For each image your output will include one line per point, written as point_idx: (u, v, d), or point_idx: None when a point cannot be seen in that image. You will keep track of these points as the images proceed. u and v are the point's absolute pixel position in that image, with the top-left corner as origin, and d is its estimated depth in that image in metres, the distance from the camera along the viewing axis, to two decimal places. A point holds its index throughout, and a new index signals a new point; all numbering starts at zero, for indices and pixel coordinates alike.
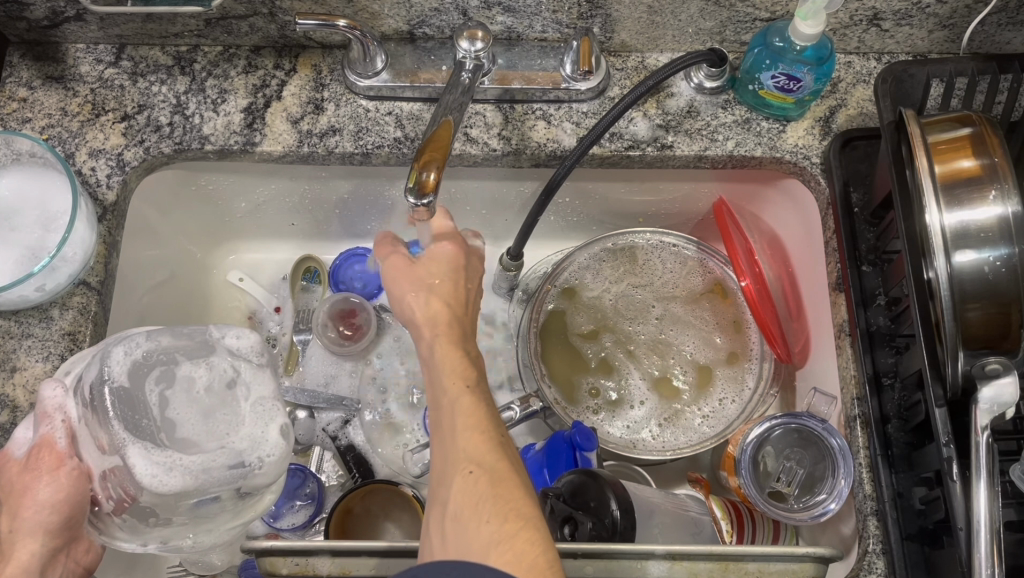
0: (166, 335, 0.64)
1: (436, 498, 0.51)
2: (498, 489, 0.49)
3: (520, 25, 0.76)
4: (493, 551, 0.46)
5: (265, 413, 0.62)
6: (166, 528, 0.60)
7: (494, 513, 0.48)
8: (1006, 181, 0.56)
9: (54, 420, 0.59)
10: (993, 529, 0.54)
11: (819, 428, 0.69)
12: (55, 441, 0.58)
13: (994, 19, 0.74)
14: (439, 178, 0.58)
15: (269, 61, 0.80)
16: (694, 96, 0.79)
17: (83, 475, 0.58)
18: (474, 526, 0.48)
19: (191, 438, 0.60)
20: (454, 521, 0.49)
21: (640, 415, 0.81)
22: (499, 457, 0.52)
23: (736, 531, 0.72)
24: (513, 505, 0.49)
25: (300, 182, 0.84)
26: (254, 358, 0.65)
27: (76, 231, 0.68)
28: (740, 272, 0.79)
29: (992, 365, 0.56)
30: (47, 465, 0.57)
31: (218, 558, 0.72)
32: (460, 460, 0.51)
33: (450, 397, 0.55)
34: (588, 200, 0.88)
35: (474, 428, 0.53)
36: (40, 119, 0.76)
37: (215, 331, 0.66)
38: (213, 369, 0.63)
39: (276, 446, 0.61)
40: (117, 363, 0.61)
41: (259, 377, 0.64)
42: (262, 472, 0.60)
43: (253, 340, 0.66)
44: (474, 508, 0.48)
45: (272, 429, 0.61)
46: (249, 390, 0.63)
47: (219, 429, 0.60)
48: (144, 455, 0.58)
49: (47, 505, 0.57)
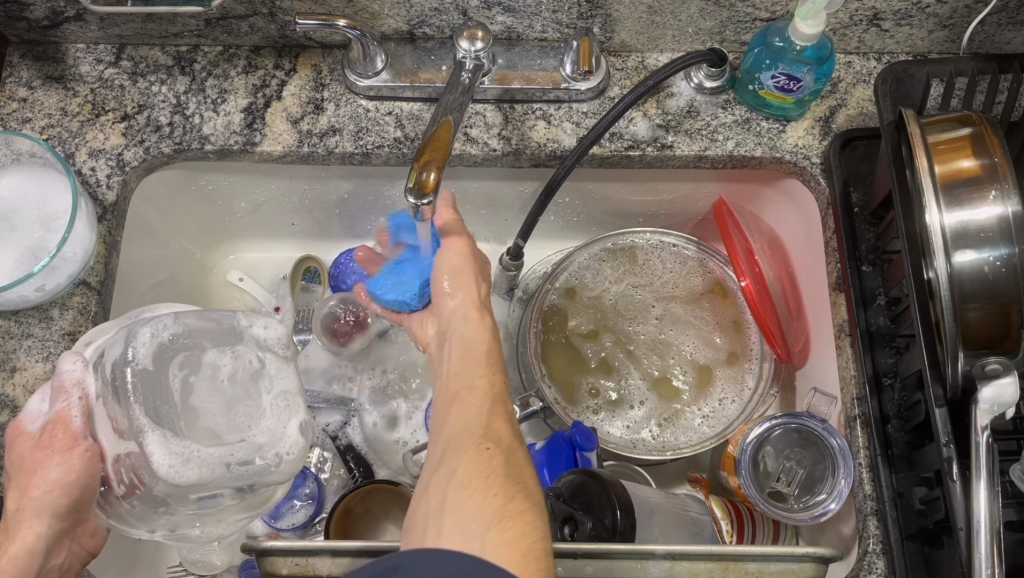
0: (192, 317, 0.64)
1: (442, 468, 0.52)
2: (509, 469, 0.51)
3: (519, 25, 0.76)
4: (494, 527, 0.47)
5: (288, 407, 0.63)
6: (172, 517, 0.60)
7: (502, 488, 0.49)
8: (1006, 181, 0.56)
9: (72, 397, 0.58)
10: (993, 529, 0.54)
11: (819, 428, 0.69)
12: (71, 418, 0.58)
13: (994, 19, 0.74)
14: (439, 178, 0.58)
15: (269, 61, 0.80)
16: (694, 96, 0.79)
17: (96, 456, 0.58)
18: (481, 499, 0.48)
19: (212, 429, 0.60)
20: (459, 491, 0.49)
21: (640, 415, 0.81)
22: (512, 442, 0.54)
23: (736, 531, 0.72)
24: (521, 486, 0.50)
25: (300, 182, 0.84)
26: (279, 350, 0.65)
27: (76, 231, 0.68)
28: (740, 272, 0.80)
29: (992, 365, 0.56)
30: (61, 443, 0.57)
31: (218, 558, 0.72)
32: (477, 433, 0.54)
33: (479, 378, 0.60)
34: (588, 200, 0.88)
35: (496, 409, 0.57)
36: (40, 119, 0.76)
37: (243, 319, 0.66)
38: (239, 359, 0.64)
39: (296, 442, 0.62)
40: (143, 344, 0.60)
41: (284, 369, 0.65)
42: (278, 469, 0.61)
43: (281, 331, 0.66)
44: (483, 480, 0.50)
45: (292, 424, 0.62)
46: (273, 383, 0.64)
47: (241, 420, 0.61)
48: (163, 445, 0.57)
49: (56, 486, 0.57)
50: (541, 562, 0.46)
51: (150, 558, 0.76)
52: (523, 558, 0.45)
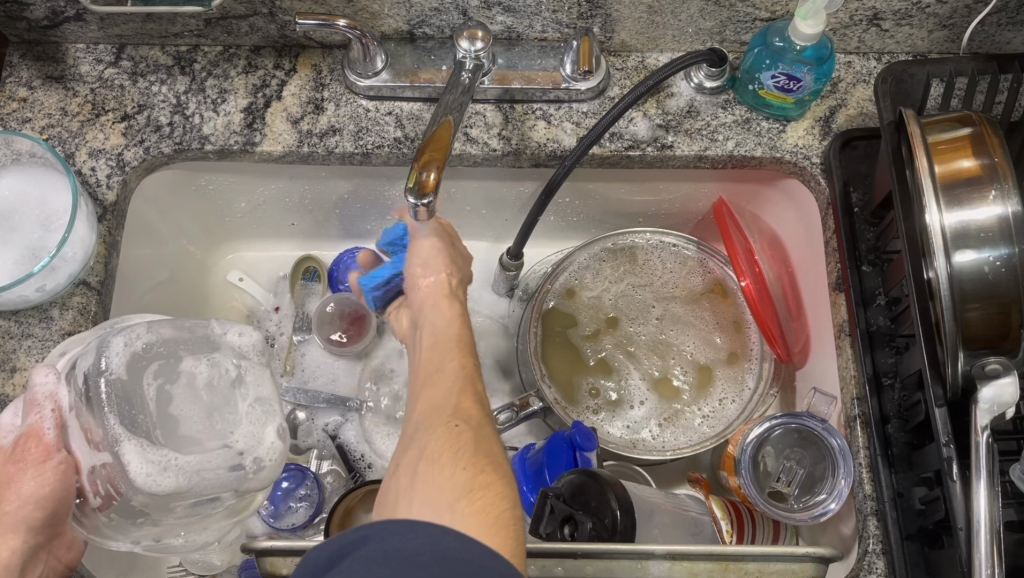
0: (166, 326, 0.64)
1: (414, 445, 0.53)
2: (477, 443, 0.52)
3: (519, 25, 0.76)
4: (463, 499, 0.47)
5: (265, 413, 0.63)
6: (158, 526, 0.61)
7: (471, 461, 0.50)
8: (1006, 181, 0.56)
9: (44, 410, 0.58)
10: (993, 529, 0.54)
11: (819, 428, 0.69)
12: (43, 432, 0.57)
13: (994, 19, 0.74)
14: (439, 178, 0.58)
15: (269, 61, 0.80)
16: (694, 96, 0.79)
17: (70, 469, 0.58)
18: (449, 472, 0.49)
19: (192, 435, 0.60)
20: (429, 467, 0.50)
21: (640, 415, 0.81)
22: (482, 419, 0.56)
23: (736, 531, 0.72)
24: (489, 459, 0.51)
25: (300, 182, 0.84)
26: (255, 356, 0.66)
27: (77, 231, 0.68)
28: (740, 272, 0.79)
29: (992, 365, 0.56)
30: (33, 457, 0.56)
31: (218, 558, 0.72)
32: (448, 412, 0.55)
33: (449, 362, 0.61)
34: (587, 200, 0.88)
35: (466, 389, 0.58)
36: (40, 119, 0.76)
37: (217, 326, 0.66)
38: (214, 366, 0.64)
39: (274, 447, 0.62)
40: (116, 354, 0.60)
41: (261, 375, 0.65)
42: (258, 476, 0.61)
43: (255, 337, 0.66)
44: (451, 455, 0.51)
45: (269, 429, 0.62)
46: (249, 391, 0.64)
47: (220, 426, 0.61)
48: (140, 453, 0.57)
49: (31, 500, 0.56)
50: (509, 532, 0.47)
51: (150, 560, 0.75)
52: (493, 528, 0.46)
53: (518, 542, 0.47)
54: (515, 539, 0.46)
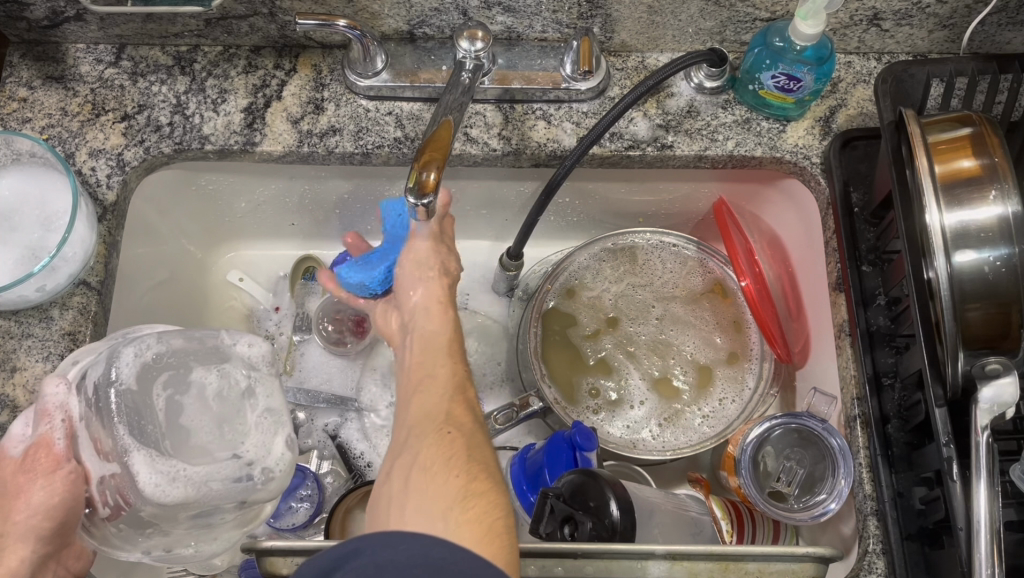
0: (177, 336, 0.64)
1: (406, 452, 0.54)
2: (470, 451, 0.52)
3: (519, 25, 0.76)
4: (456, 507, 0.48)
5: (275, 424, 0.63)
6: (167, 536, 0.61)
7: (464, 469, 0.50)
8: (1006, 181, 0.56)
9: (54, 420, 0.58)
10: (993, 529, 0.54)
11: (819, 428, 0.69)
12: (53, 442, 0.58)
13: (994, 19, 0.74)
14: (439, 178, 0.58)
15: (269, 61, 0.80)
16: (694, 96, 0.79)
17: (79, 479, 0.58)
18: (442, 481, 0.49)
19: (202, 445, 0.60)
20: (421, 475, 0.50)
21: (640, 415, 0.81)
22: (473, 426, 0.56)
23: (736, 531, 0.72)
24: (481, 467, 0.51)
25: (300, 182, 0.84)
26: (265, 367, 0.66)
27: (77, 231, 0.68)
28: (740, 272, 0.79)
29: (992, 365, 0.56)
30: (42, 468, 0.56)
31: (219, 560, 0.67)
32: (439, 418, 0.56)
33: (440, 366, 0.62)
34: (587, 200, 0.88)
35: (457, 396, 0.58)
36: (40, 119, 0.76)
37: (227, 337, 0.66)
38: (224, 377, 0.64)
39: (283, 456, 0.62)
40: (126, 364, 0.60)
41: (271, 387, 0.65)
42: (265, 488, 0.60)
43: (265, 348, 0.66)
44: (444, 462, 0.51)
45: (278, 439, 0.62)
46: (257, 401, 0.64)
47: (230, 436, 0.61)
48: (149, 464, 0.57)
49: (39, 510, 0.56)
50: (503, 540, 0.47)
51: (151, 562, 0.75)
52: (487, 536, 0.46)
53: (511, 549, 0.47)
54: (508, 546, 0.46)
